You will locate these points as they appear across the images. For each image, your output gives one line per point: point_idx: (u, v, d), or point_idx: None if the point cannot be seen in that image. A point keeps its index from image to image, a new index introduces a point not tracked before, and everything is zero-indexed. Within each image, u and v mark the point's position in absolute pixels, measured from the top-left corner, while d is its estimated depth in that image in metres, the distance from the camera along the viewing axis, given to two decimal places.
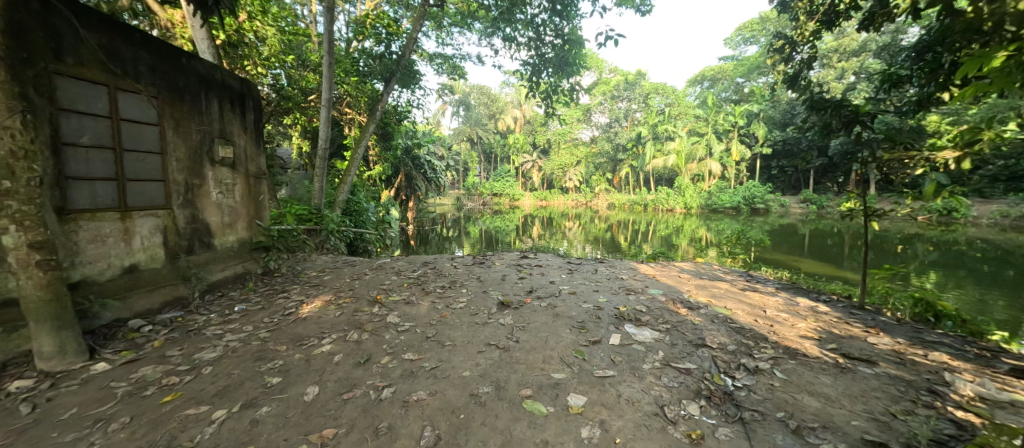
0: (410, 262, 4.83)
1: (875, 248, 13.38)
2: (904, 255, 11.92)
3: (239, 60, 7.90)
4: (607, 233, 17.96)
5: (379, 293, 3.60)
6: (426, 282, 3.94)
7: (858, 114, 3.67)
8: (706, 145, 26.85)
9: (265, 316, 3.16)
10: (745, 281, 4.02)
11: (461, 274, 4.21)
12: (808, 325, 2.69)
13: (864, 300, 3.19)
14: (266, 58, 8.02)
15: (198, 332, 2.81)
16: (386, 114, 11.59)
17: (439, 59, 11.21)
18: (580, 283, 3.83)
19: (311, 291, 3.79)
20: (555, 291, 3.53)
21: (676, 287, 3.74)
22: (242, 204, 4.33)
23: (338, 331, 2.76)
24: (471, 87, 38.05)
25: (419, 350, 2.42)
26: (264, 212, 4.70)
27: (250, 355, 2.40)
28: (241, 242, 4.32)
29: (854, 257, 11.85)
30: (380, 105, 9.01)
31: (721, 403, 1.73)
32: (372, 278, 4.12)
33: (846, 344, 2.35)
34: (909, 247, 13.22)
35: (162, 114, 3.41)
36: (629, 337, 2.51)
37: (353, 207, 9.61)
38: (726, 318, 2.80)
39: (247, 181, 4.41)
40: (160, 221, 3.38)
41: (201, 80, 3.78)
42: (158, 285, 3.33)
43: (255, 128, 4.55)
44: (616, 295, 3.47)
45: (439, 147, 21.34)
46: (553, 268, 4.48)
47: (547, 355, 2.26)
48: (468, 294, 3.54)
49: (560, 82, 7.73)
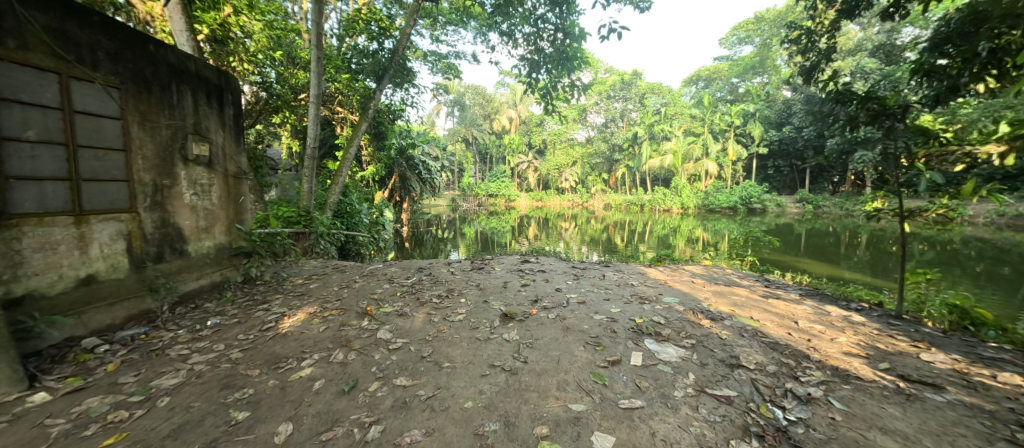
0: (404, 268, 4.50)
1: (874, 248, 13.28)
2: (901, 254, 11.83)
3: (225, 56, 7.55)
4: (603, 234, 17.71)
5: (369, 303, 3.28)
6: (420, 290, 3.62)
7: (886, 107, 3.41)
8: (703, 145, 26.76)
9: (240, 332, 2.82)
10: (763, 286, 3.74)
11: (459, 281, 3.90)
12: (849, 339, 2.41)
13: (901, 308, 2.93)
14: (253, 55, 7.69)
15: (161, 353, 2.46)
16: (379, 114, 11.22)
17: (433, 57, 10.89)
18: (589, 290, 3.53)
19: (295, 302, 3.45)
20: (562, 301, 3.23)
21: (692, 294, 3.44)
22: (220, 207, 3.98)
23: (321, 350, 2.43)
24: (465, 87, 37.69)
25: (413, 374, 2.10)
26: (245, 215, 4.34)
27: (216, 383, 2.07)
28: (219, 248, 3.97)
29: (853, 257, 11.71)
30: (372, 104, 8.69)
31: (778, 445, 1.44)
32: (363, 287, 3.79)
33: (900, 362, 2.07)
34: (907, 247, 13.17)
35: (126, 107, 3.07)
36: (653, 355, 2.21)
37: (345, 209, 9.25)
38: (756, 331, 2.52)
39: (226, 182, 4.07)
40: (123, 226, 3.03)
41: (172, 70, 3.44)
42: (120, 298, 2.97)
43: (236, 125, 4.21)
44: (628, 304, 3.17)
45: (433, 147, 20.94)
46: (557, 274, 4.19)
47: (561, 380, 1.95)
48: (467, 304, 3.22)
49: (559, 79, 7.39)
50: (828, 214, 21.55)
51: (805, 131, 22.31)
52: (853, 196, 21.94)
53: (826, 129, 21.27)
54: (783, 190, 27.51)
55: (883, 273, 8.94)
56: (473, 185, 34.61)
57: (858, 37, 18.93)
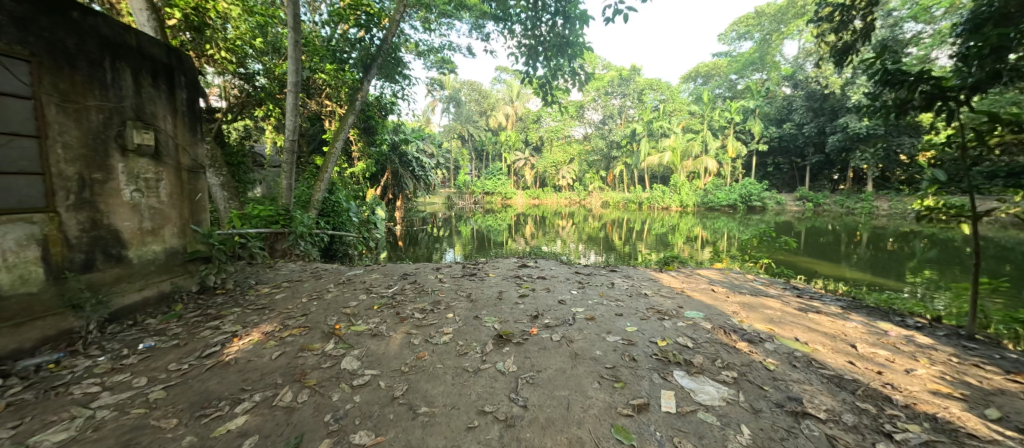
0: (386, 274, 3.98)
1: (874, 247, 13.05)
2: (904, 253, 11.53)
3: (203, 45, 7.00)
4: (601, 232, 17.34)
5: (339, 320, 2.77)
6: (401, 302, 3.11)
7: (942, 89, 2.99)
8: (702, 142, 26.19)
9: (174, 359, 2.29)
10: (796, 297, 3.27)
11: (447, 290, 3.39)
12: (928, 370, 1.93)
13: (972, 327, 2.45)
14: (231, 43, 7.13)
15: (62, 393, 1.94)
16: (368, 107, 10.62)
17: (428, 53, 10.38)
18: (597, 303, 3.03)
19: (253, 317, 2.92)
20: (566, 316, 2.74)
21: (719, 308, 2.94)
22: (169, 206, 3.43)
23: (266, 387, 1.92)
24: (461, 83, 37.09)
25: (377, 426, 1.60)
26: (204, 215, 3.79)
27: (114, 442, 1.56)
28: (170, 253, 3.43)
29: (853, 255, 11.27)
30: (359, 96, 8.18)
31: None
32: (335, 298, 3.28)
33: (1012, 408, 1.59)
34: (907, 245, 12.97)
35: (39, 84, 2.55)
36: (689, 396, 1.73)
37: (331, 207, 8.68)
38: (811, 359, 2.04)
39: (179, 176, 3.53)
40: (35, 229, 2.50)
41: (104, 43, 2.91)
42: (31, 317, 2.44)
43: (191, 112, 3.66)
44: (646, 321, 2.67)
45: (429, 144, 20.31)
46: (559, 281, 3.70)
47: (573, 438, 1.47)
48: (454, 321, 2.72)
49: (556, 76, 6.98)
50: (828, 212, 21.40)
51: (805, 128, 22.04)
52: (853, 194, 21.72)
53: (828, 126, 21.02)
54: (782, 188, 27.29)
55: (886, 273, 8.58)
56: (470, 182, 34.13)
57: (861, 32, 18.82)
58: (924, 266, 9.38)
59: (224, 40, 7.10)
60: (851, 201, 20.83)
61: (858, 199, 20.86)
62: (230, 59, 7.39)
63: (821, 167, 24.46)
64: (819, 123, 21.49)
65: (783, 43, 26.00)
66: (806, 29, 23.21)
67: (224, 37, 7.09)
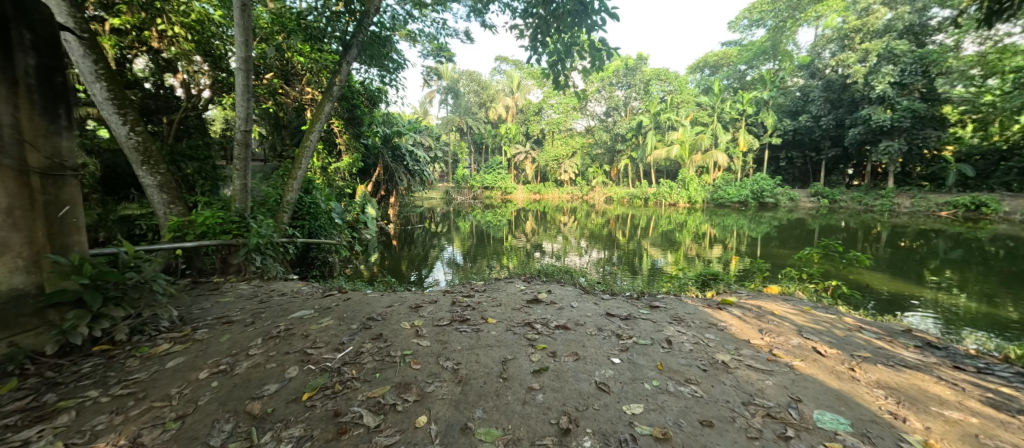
0: (342, 320, 2.82)
1: (893, 245, 12.13)
2: (925, 252, 10.68)
3: (155, 19, 5.47)
4: (605, 229, 16.37)
5: (234, 438, 1.61)
6: (350, 388, 1.94)
7: None
8: (712, 135, 24.53)
9: None
10: (967, 376, 2.10)
11: (423, 358, 2.23)
12: None
13: None
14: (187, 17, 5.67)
15: None
16: (353, 95, 9.37)
17: (423, 38, 9.17)
18: (659, 393, 1.86)
19: (101, 421, 1.77)
20: (625, 436, 1.57)
21: (867, 406, 1.79)
22: (6, 228, 2.25)
23: None
24: (459, 73, 35.75)
25: None
26: (76, 237, 2.63)
27: None
28: (12, 299, 2.27)
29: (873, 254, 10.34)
30: (337, 79, 6.97)
31: None
32: (251, 371, 2.12)
33: None
34: (930, 243, 12.03)
35: None
36: None
37: (306, 210, 7.34)
38: None
39: (27, 182, 2.35)
40: None
41: None
42: None
43: (47, 88, 2.46)
44: (761, 444, 1.52)
45: (425, 136, 19.00)
46: (590, 337, 2.54)
47: None
48: (427, 441, 1.57)
49: (560, 62, 5.75)
50: (845, 209, 20.19)
51: (823, 120, 21.03)
52: (871, 190, 20.75)
53: (847, 118, 19.98)
54: (794, 183, 26.19)
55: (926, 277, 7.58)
56: (468, 177, 33.16)
57: (886, 18, 17.84)
58: (958, 269, 8.53)
59: (182, 14, 5.62)
60: (869, 198, 19.73)
61: (877, 195, 19.70)
62: (191, 39, 5.81)
63: (836, 161, 23.33)
64: (838, 115, 20.50)
65: (798, 31, 24.75)
66: (825, 14, 21.91)
67: (185, 9, 5.67)
